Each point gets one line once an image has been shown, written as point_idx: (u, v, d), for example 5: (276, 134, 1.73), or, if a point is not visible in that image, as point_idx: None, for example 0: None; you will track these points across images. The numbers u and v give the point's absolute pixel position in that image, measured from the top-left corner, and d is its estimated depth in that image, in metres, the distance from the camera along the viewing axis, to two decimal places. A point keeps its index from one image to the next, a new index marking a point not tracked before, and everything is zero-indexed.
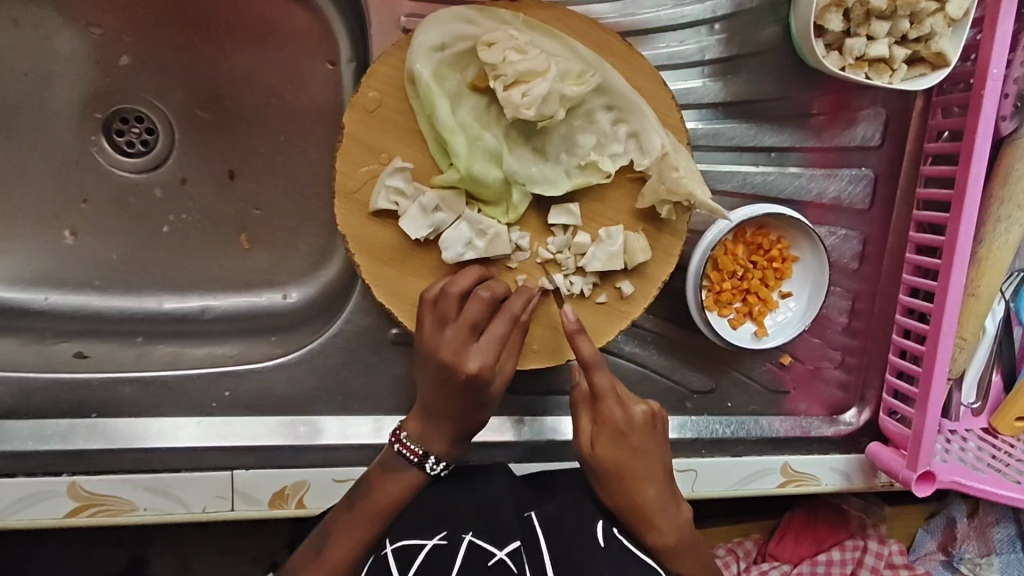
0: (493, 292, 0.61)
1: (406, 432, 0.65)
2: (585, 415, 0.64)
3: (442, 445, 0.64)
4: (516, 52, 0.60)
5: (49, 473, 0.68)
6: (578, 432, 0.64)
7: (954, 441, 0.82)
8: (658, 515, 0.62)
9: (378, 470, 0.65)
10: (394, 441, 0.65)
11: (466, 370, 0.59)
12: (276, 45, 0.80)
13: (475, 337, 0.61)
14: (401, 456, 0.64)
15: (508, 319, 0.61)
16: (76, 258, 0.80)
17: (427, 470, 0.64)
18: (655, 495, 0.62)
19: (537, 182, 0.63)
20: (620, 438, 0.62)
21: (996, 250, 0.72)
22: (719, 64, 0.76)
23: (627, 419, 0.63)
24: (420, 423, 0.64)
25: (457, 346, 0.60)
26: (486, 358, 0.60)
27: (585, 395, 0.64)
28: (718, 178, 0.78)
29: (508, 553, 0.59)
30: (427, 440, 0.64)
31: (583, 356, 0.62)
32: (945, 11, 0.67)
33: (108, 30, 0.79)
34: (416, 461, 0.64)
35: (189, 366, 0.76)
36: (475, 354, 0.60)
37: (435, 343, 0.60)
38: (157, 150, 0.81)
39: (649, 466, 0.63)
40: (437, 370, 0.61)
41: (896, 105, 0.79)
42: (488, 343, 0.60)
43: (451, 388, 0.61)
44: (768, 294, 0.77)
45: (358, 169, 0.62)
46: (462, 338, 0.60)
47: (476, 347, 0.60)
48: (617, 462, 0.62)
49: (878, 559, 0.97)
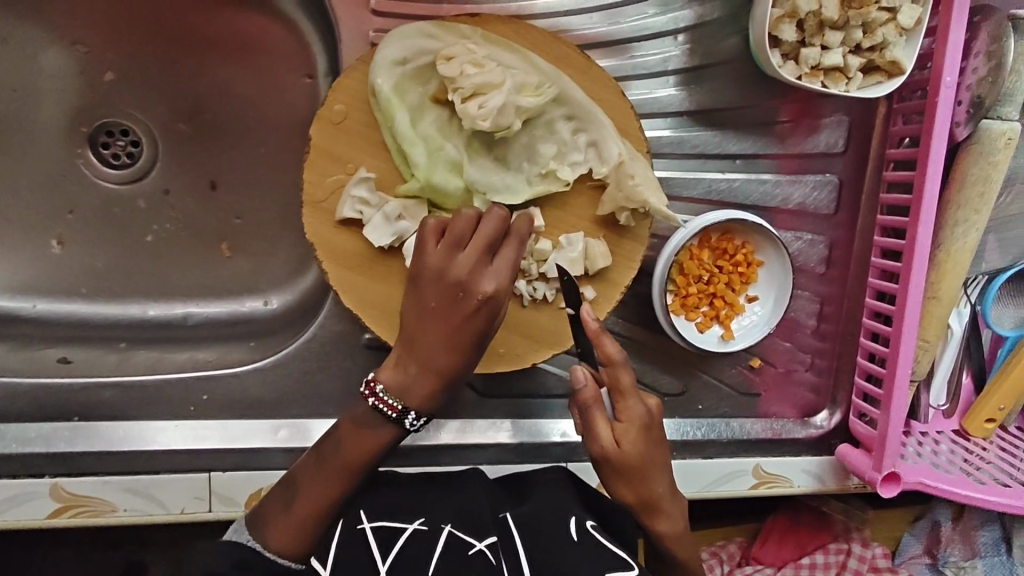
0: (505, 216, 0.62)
1: (382, 386, 0.61)
2: (601, 418, 0.60)
3: (424, 396, 0.61)
4: (473, 66, 0.62)
5: (32, 475, 0.71)
6: (596, 437, 0.60)
7: (926, 443, 0.83)
8: (666, 503, 0.64)
9: (351, 425, 0.64)
10: (370, 394, 0.62)
11: (481, 291, 0.58)
12: (255, 61, 0.82)
13: (489, 258, 0.60)
14: (378, 410, 0.62)
15: (520, 241, 0.61)
16: (62, 267, 0.83)
17: (406, 426, 0.62)
18: (667, 485, 0.63)
19: (497, 191, 0.65)
20: (643, 435, 0.61)
21: (954, 253, 0.73)
22: (683, 74, 0.78)
23: (649, 412, 0.61)
24: (399, 373, 0.61)
25: (472, 266, 0.59)
26: (502, 280, 0.59)
27: (596, 395, 0.60)
28: (684, 185, 0.79)
29: (486, 545, 0.61)
30: (406, 393, 0.61)
31: (611, 353, 0.60)
32: (896, 21, 0.68)
33: (93, 47, 0.81)
34: (395, 416, 0.62)
35: (169, 372, 0.78)
36: (491, 275, 0.59)
37: (446, 264, 0.59)
38: (141, 162, 0.84)
39: (664, 459, 0.62)
40: (446, 293, 0.59)
41: (860, 112, 0.80)
42: (503, 265, 0.60)
43: (459, 311, 0.59)
44: (734, 298, 0.78)
45: (325, 179, 0.65)
46: (477, 258, 0.59)
47: (492, 268, 0.59)
48: (643, 459, 0.61)
49: (861, 562, 0.99)
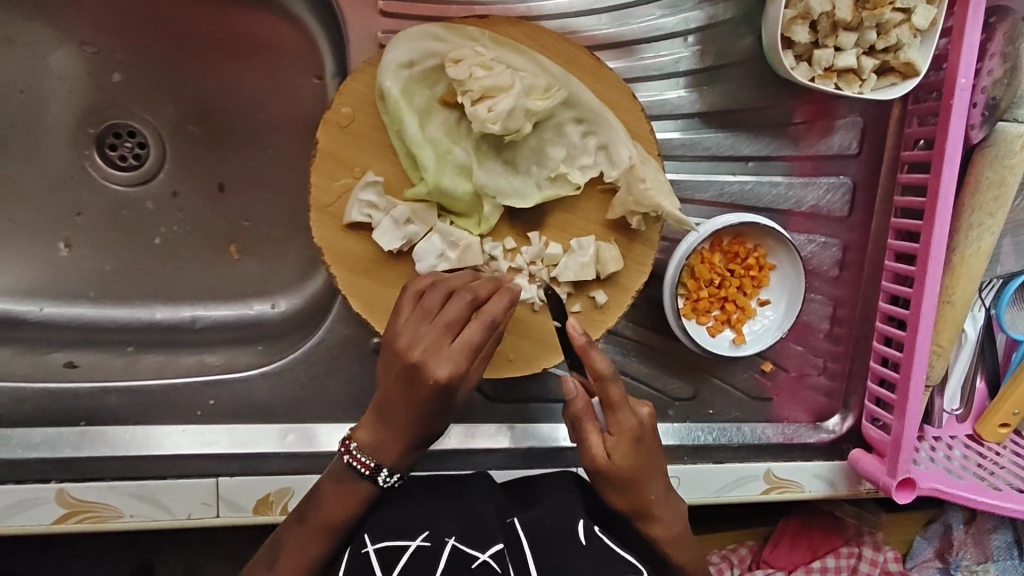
0: (474, 297, 0.60)
1: (357, 444, 0.65)
2: (593, 430, 0.61)
3: (397, 453, 0.64)
4: (482, 69, 0.61)
5: (37, 481, 0.70)
6: (589, 448, 0.61)
7: (939, 448, 0.82)
8: (660, 507, 0.64)
9: (331, 479, 0.66)
10: (345, 452, 0.65)
11: (434, 375, 0.58)
12: (264, 62, 0.82)
13: (451, 338, 0.59)
14: (353, 467, 0.65)
15: (485, 323, 0.59)
16: (69, 270, 0.83)
17: (381, 482, 0.66)
18: (661, 492, 0.63)
19: (507, 195, 0.65)
20: (635, 446, 0.61)
21: (968, 257, 0.72)
22: (695, 75, 0.77)
23: (641, 424, 0.61)
24: (374, 431, 0.64)
25: (428, 347, 0.58)
26: (457, 365, 0.58)
27: (587, 407, 0.61)
28: (696, 187, 0.78)
29: (491, 556, 0.60)
30: (378, 451, 0.64)
31: (599, 369, 0.59)
32: (911, 22, 0.67)
33: (101, 49, 0.81)
34: (370, 473, 0.65)
35: (177, 376, 0.78)
36: (445, 360, 0.58)
37: (409, 338, 0.59)
38: (148, 164, 0.84)
39: (657, 468, 0.63)
40: (404, 369, 0.59)
41: (873, 113, 0.79)
42: (462, 347, 0.58)
43: (418, 388, 0.60)
44: (745, 302, 0.78)
45: (332, 182, 0.64)
46: (436, 339, 0.58)
47: (449, 350, 0.58)
48: (637, 470, 0.61)
49: (873, 566, 0.98)
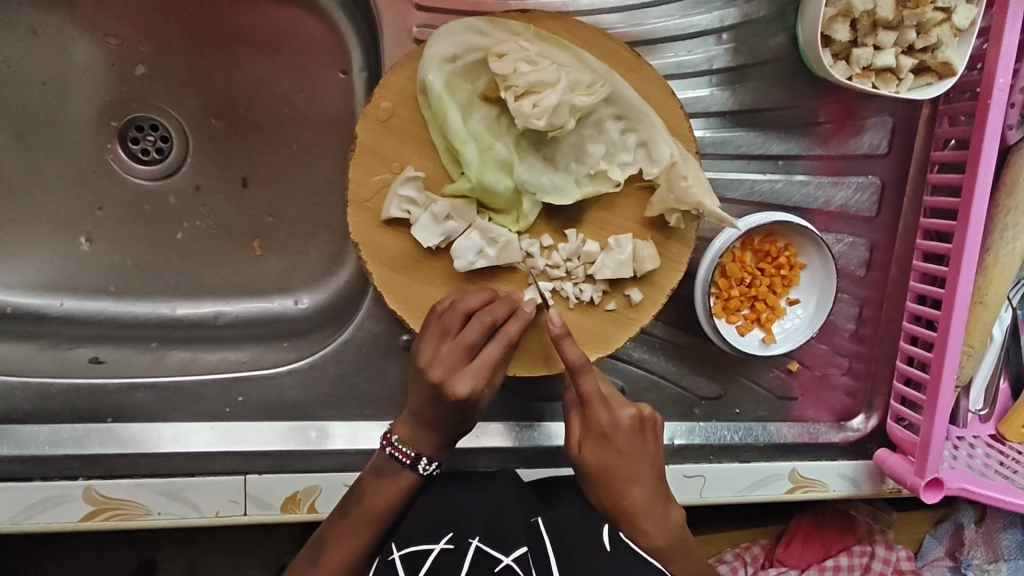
0: (494, 317, 0.62)
1: (398, 436, 0.65)
2: (575, 419, 0.64)
3: (433, 448, 0.65)
4: (526, 64, 0.61)
5: (65, 477, 0.69)
6: (570, 435, 0.64)
7: (962, 448, 0.82)
8: (644, 517, 0.61)
9: (372, 474, 0.65)
10: (387, 444, 0.65)
11: (455, 393, 0.60)
12: (290, 56, 0.81)
13: (469, 358, 0.61)
14: (394, 458, 0.65)
15: (503, 344, 0.61)
16: (91, 264, 0.81)
17: (421, 470, 0.65)
18: (642, 496, 0.61)
19: (547, 191, 0.64)
20: (604, 441, 0.62)
21: (1002, 259, 0.73)
22: (727, 73, 0.77)
23: (613, 423, 0.62)
24: (410, 427, 0.64)
25: (449, 366, 0.60)
26: (477, 383, 0.60)
27: (574, 398, 0.64)
28: (727, 186, 0.78)
29: (514, 559, 0.61)
30: (417, 443, 0.64)
31: (571, 363, 0.60)
32: (952, 21, 0.68)
33: (125, 40, 0.80)
34: (410, 462, 0.65)
35: (203, 372, 0.77)
36: (465, 378, 0.60)
37: (430, 357, 0.61)
38: (171, 157, 0.82)
39: (636, 470, 0.62)
40: (428, 386, 0.61)
41: (903, 113, 0.79)
42: (480, 367, 0.60)
43: (438, 405, 0.61)
44: (775, 301, 0.77)
45: (370, 177, 0.63)
46: (456, 359, 0.61)
47: (467, 370, 0.60)
48: (604, 465, 0.61)
49: (886, 565, 0.96)
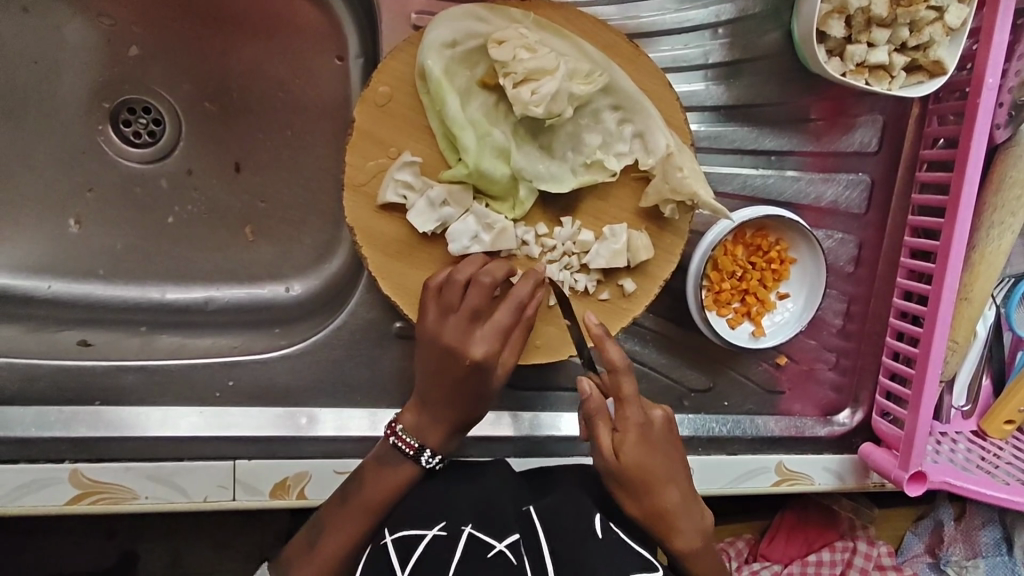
0: (495, 278, 0.62)
1: (402, 425, 0.66)
2: (605, 425, 0.62)
3: (438, 439, 0.66)
4: (526, 51, 0.61)
5: (51, 460, 0.69)
6: (598, 444, 0.62)
7: (944, 442, 0.83)
8: (680, 516, 0.63)
9: (374, 462, 0.66)
10: (391, 434, 0.66)
11: (471, 356, 0.62)
12: (285, 41, 0.80)
13: (478, 322, 0.62)
14: (396, 448, 0.66)
15: (513, 304, 0.63)
16: (80, 247, 0.81)
17: (424, 463, 0.66)
18: (678, 497, 0.63)
19: (543, 179, 0.64)
20: (643, 443, 0.61)
21: (988, 255, 0.75)
22: (721, 68, 0.77)
23: (650, 423, 0.62)
24: (416, 414, 0.66)
25: (460, 334, 0.62)
26: (491, 345, 0.62)
27: (600, 404, 0.62)
28: (720, 180, 0.79)
29: (507, 546, 0.59)
30: (424, 434, 0.65)
31: (610, 361, 0.61)
32: (943, 20, 0.69)
33: (118, 21, 0.79)
34: (413, 453, 0.65)
35: (193, 357, 0.76)
36: (479, 341, 0.62)
37: (438, 330, 0.62)
38: (163, 141, 0.82)
39: (672, 470, 0.63)
40: (441, 358, 0.63)
41: (893, 112, 0.81)
42: (492, 329, 0.62)
43: (457, 376, 0.63)
44: (765, 295, 0.78)
45: (367, 162, 0.63)
46: (468, 326, 0.62)
47: (479, 334, 0.62)
48: (645, 466, 0.61)
49: (868, 560, 0.97)
